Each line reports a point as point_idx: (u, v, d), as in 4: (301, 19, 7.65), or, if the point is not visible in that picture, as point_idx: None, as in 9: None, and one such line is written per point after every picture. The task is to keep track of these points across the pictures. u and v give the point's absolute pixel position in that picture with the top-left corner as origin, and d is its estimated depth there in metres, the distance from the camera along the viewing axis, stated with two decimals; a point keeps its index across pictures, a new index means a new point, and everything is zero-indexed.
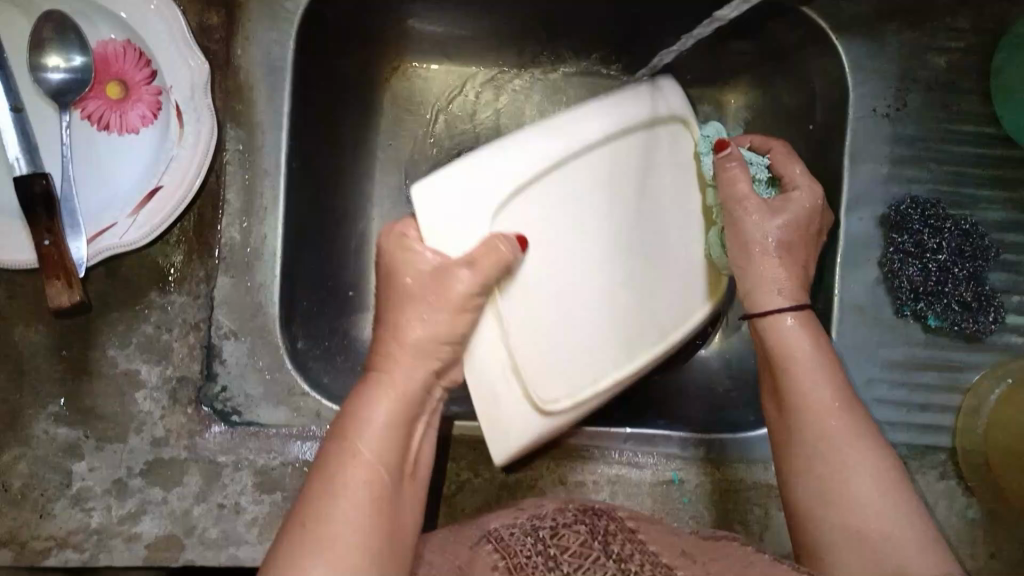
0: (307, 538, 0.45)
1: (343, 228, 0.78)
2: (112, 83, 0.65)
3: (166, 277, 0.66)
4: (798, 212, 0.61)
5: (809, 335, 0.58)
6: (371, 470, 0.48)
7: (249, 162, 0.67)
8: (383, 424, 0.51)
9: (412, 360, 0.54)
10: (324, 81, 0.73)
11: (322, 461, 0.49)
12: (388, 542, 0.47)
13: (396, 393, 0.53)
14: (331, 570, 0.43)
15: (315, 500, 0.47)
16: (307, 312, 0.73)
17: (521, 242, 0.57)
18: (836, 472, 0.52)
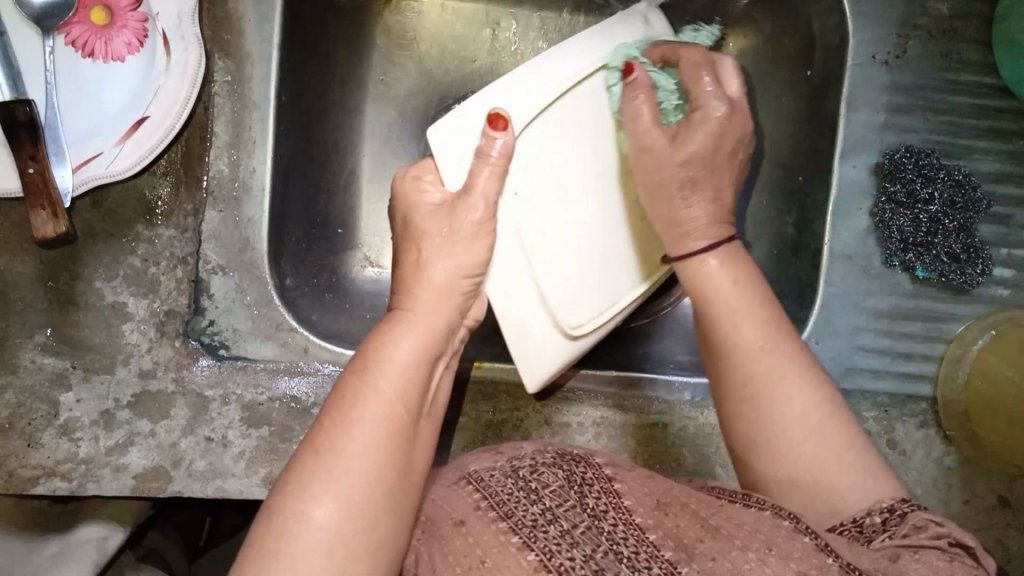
0: (316, 466, 0.42)
1: (333, 165, 0.77)
2: (97, 8, 0.63)
3: (153, 209, 0.65)
4: (708, 129, 0.55)
5: (730, 272, 0.52)
6: (394, 401, 0.45)
7: (238, 95, 0.66)
8: (406, 355, 0.48)
9: (436, 298, 0.53)
10: (315, 11, 0.71)
11: (341, 386, 0.46)
12: (402, 479, 0.44)
13: (420, 329, 0.50)
14: (338, 508, 0.41)
15: (330, 424, 0.44)
16: (296, 248, 0.72)
17: (500, 119, 0.56)
18: (769, 419, 0.48)
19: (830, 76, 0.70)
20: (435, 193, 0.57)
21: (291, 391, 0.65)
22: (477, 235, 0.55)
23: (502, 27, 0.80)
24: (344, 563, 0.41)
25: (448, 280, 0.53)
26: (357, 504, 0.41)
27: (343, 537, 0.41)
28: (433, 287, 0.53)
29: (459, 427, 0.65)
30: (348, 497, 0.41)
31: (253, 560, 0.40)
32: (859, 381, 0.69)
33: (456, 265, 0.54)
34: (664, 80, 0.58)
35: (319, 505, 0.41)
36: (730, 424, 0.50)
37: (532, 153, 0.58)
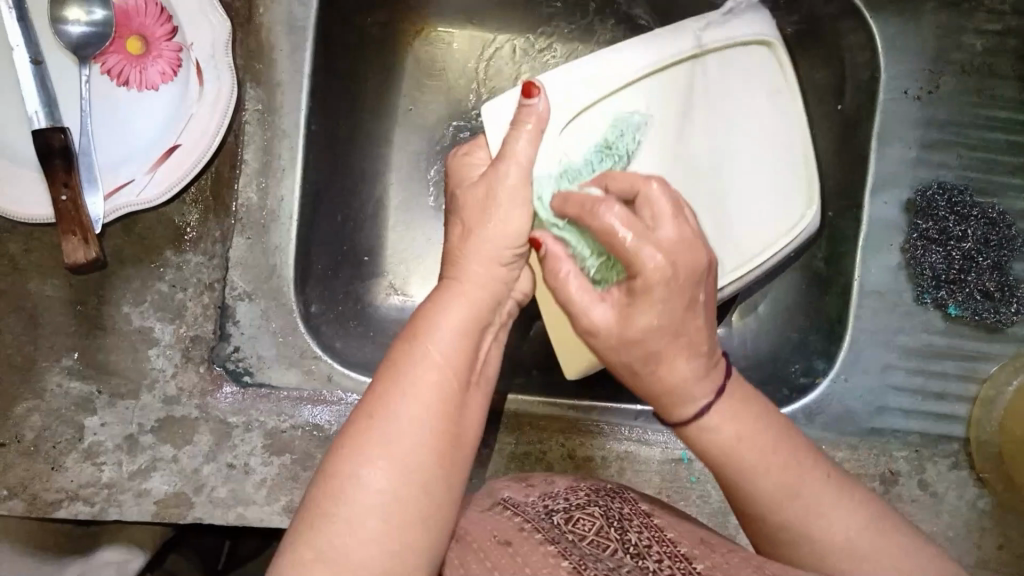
0: (366, 432, 0.41)
1: (361, 192, 0.77)
2: (133, 38, 0.64)
3: (182, 235, 0.65)
4: (660, 292, 0.44)
5: (736, 419, 0.45)
6: (446, 365, 0.44)
7: (268, 123, 0.66)
8: (459, 315, 0.47)
9: (483, 263, 0.49)
10: (345, 41, 0.72)
11: (395, 348, 0.45)
12: (453, 445, 0.43)
13: (472, 291, 0.48)
14: (389, 474, 0.40)
15: (383, 387, 0.43)
16: (322, 275, 0.73)
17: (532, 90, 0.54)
18: (811, 554, 0.44)
19: (861, 111, 0.69)
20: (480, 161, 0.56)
21: (314, 419, 0.64)
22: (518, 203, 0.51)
23: (531, 57, 0.80)
24: (398, 529, 0.39)
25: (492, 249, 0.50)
26: (410, 467, 0.41)
27: (398, 501, 0.40)
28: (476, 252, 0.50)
29: (482, 459, 0.64)
30: (401, 461, 0.40)
31: (308, 523, 0.39)
32: (891, 419, 0.67)
33: (493, 235, 0.50)
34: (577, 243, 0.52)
35: (371, 466, 0.40)
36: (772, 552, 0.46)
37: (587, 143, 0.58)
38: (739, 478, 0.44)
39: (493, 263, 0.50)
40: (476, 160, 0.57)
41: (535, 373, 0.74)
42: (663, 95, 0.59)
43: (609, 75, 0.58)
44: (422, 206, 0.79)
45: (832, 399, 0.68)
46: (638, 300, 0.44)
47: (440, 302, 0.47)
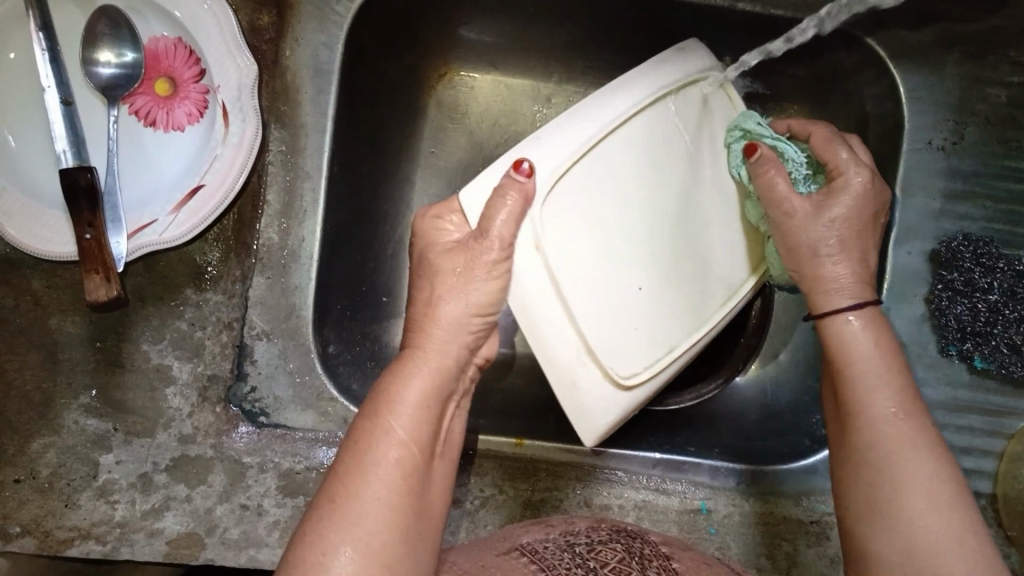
0: (333, 514, 0.41)
1: (382, 233, 0.77)
2: (161, 80, 0.65)
3: (202, 274, 0.66)
4: (856, 198, 0.55)
5: (869, 334, 0.53)
6: (405, 445, 0.45)
7: (291, 164, 0.67)
8: (417, 393, 0.48)
9: (447, 334, 0.51)
10: (371, 85, 0.73)
11: (353, 434, 0.45)
12: (417, 523, 0.43)
13: (429, 370, 0.49)
14: (359, 554, 0.40)
15: (343, 475, 0.43)
16: (341, 315, 0.72)
17: (518, 166, 0.52)
18: (883, 481, 0.48)
19: (884, 160, 0.69)
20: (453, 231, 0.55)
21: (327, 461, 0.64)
22: (492, 276, 0.51)
23: (553, 103, 0.81)
24: None
25: (458, 315, 0.52)
26: (378, 550, 0.40)
27: None
28: (446, 321, 0.51)
29: (499, 505, 0.63)
30: (370, 540, 0.40)
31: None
32: None
33: (465, 303, 0.52)
34: (789, 151, 0.59)
35: (340, 552, 0.39)
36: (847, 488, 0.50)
37: (575, 196, 0.53)
38: (857, 385, 0.51)
39: (450, 346, 0.51)
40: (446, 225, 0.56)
41: (551, 419, 0.73)
42: (652, 140, 0.55)
43: (568, 142, 0.54)
44: None
45: None
46: (838, 195, 0.55)
47: (396, 386, 0.48)
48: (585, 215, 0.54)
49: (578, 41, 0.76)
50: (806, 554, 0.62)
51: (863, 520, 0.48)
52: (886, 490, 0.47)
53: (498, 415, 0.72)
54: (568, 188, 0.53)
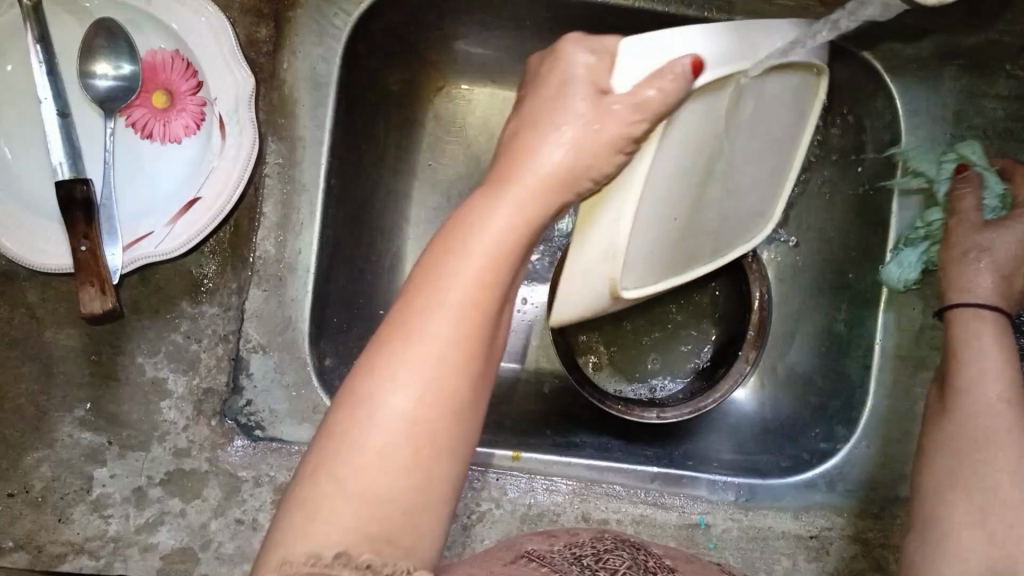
0: (391, 348, 0.36)
1: (379, 246, 0.77)
2: (158, 93, 0.64)
3: (199, 286, 0.66)
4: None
5: (996, 333, 0.56)
6: (484, 277, 0.39)
7: (288, 177, 0.66)
8: (507, 218, 0.41)
9: (541, 175, 0.44)
10: (368, 98, 0.73)
11: (422, 263, 0.39)
12: (482, 369, 0.38)
13: (520, 205, 0.42)
14: (410, 403, 0.35)
15: (403, 306, 0.38)
16: (337, 328, 0.72)
17: (695, 67, 0.42)
18: (971, 463, 0.51)
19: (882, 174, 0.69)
20: (584, 53, 0.46)
21: None
22: (609, 151, 0.45)
23: None
24: (405, 475, 0.34)
25: (563, 167, 0.45)
26: (435, 395, 0.36)
27: (416, 435, 0.35)
28: (542, 171, 0.44)
29: (496, 517, 0.63)
30: (426, 390, 0.36)
31: (317, 452, 0.35)
32: None
33: (564, 150, 0.45)
34: (994, 183, 0.63)
35: (391, 390, 0.35)
36: (929, 469, 0.54)
37: (693, 119, 0.46)
38: (971, 373, 0.55)
39: (552, 175, 0.44)
40: (571, 58, 0.46)
41: (549, 433, 0.72)
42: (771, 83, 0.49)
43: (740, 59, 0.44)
44: None
45: (853, 464, 0.67)
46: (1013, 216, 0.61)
47: (484, 210, 0.42)
48: (685, 143, 0.47)
49: None
50: (806, 570, 0.62)
51: (943, 484, 0.52)
52: (978, 457, 0.51)
53: (495, 430, 0.71)
54: (684, 122, 0.46)
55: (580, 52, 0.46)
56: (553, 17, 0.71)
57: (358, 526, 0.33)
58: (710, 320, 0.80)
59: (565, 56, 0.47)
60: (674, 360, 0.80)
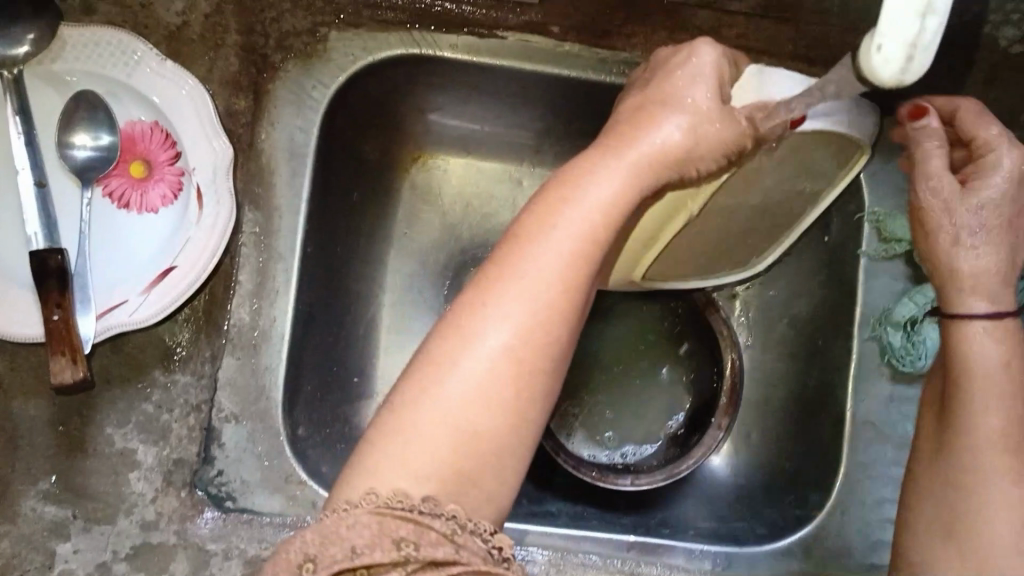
0: (501, 283, 0.44)
1: (354, 314, 0.77)
2: (136, 162, 0.65)
3: (171, 354, 0.65)
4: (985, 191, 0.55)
5: (998, 344, 0.55)
6: (588, 242, 0.45)
7: (264, 246, 0.66)
8: (612, 187, 0.47)
9: (650, 151, 0.48)
10: (345, 169, 0.74)
11: (536, 211, 0.46)
12: (572, 326, 0.45)
13: (623, 175, 0.47)
14: (512, 336, 0.43)
15: (514, 248, 0.45)
16: (311, 397, 0.71)
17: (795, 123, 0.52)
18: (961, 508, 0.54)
19: (848, 243, 0.71)
20: (701, 58, 0.51)
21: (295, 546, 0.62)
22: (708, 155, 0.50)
23: (524, 185, 0.83)
24: (494, 405, 0.42)
25: (661, 152, 0.48)
26: (531, 337, 0.43)
27: (511, 367, 0.42)
28: (649, 149, 0.48)
29: None
30: (526, 331, 0.43)
31: (421, 364, 0.43)
32: (882, 552, 0.66)
33: (679, 128, 0.49)
34: None
35: (497, 329, 0.43)
36: (921, 503, 0.57)
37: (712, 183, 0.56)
38: (969, 406, 0.55)
39: (657, 151, 0.48)
40: (696, 62, 0.51)
41: (525, 501, 0.72)
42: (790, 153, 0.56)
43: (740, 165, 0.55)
44: (415, 329, 0.80)
45: (829, 533, 0.67)
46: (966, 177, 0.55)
47: (591, 172, 0.47)
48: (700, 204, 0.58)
49: (551, 128, 0.78)
50: None
51: (930, 527, 0.56)
52: (957, 493, 0.54)
53: None
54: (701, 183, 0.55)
55: (696, 58, 0.51)
56: (527, 91, 0.73)
57: (454, 447, 0.41)
58: (683, 384, 0.80)
59: (685, 60, 0.52)
60: (649, 423, 0.79)
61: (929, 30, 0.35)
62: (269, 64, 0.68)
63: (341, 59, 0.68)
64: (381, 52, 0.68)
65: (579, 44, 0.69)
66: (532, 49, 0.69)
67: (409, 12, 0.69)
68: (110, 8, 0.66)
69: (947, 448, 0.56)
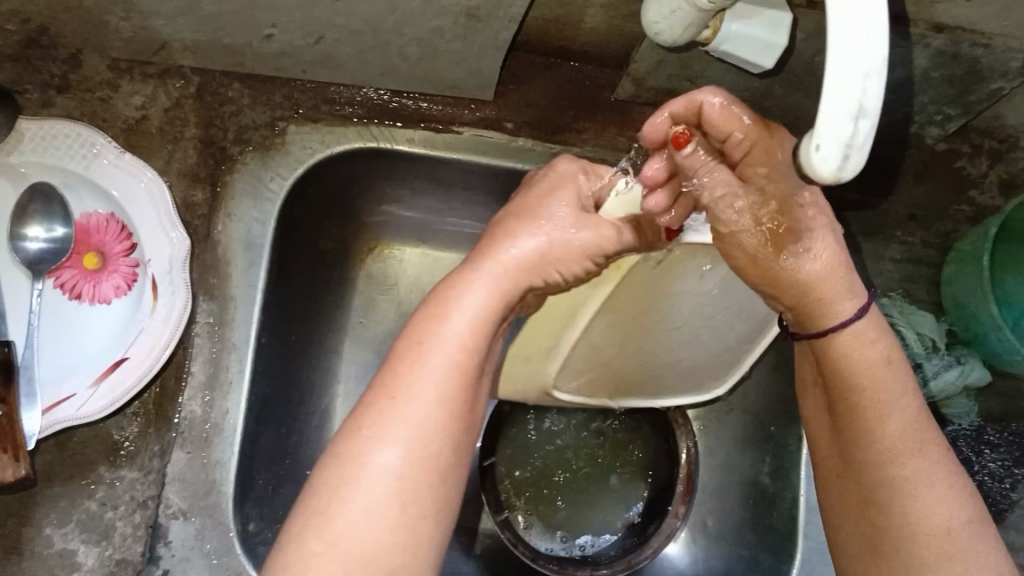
0: (384, 405, 0.45)
1: (308, 404, 0.76)
2: (90, 254, 0.64)
3: (118, 450, 0.63)
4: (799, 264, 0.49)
5: (861, 338, 0.49)
6: (460, 354, 0.47)
7: (218, 336, 0.66)
8: (480, 301, 0.49)
9: (517, 263, 0.52)
10: (302, 259, 0.74)
11: (411, 332, 0.48)
12: (459, 434, 0.47)
13: (491, 289, 0.50)
14: (400, 456, 0.44)
15: (394, 369, 0.47)
16: (262, 491, 0.69)
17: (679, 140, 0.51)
18: (886, 525, 0.49)
19: None
20: (578, 181, 0.56)
21: None
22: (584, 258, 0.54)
23: None
24: (398, 525, 0.43)
25: (524, 263, 0.52)
26: (420, 454, 0.44)
27: (405, 485, 0.44)
28: (511, 260, 0.51)
29: None
30: (418, 448, 0.45)
31: (313, 499, 0.44)
32: None
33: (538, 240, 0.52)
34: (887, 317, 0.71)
35: (387, 453, 0.44)
36: (881, 535, 0.49)
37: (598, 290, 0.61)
38: (859, 407, 0.49)
39: (520, 261, 0.52)
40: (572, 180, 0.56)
41: None
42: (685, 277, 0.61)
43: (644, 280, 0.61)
44: None
45: None
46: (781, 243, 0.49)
47: (459, 288, 0.50)
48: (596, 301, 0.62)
49: None
50: None
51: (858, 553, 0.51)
52: (875, 504, 0.49)
53: None
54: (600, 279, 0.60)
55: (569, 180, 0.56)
56: (483, 183, 0.75)
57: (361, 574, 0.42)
58: (641, 472, 0.79)
59: (553, 182, 0.56)
60: (609, 512, 0.78)
61: (860, 132, 0.35)
62: (227, 156, 0.69)
63: (299, 153, 0.69)
64: (338, 145, 0.70)
65: (532, 138, 0.72)
66: (487, 144, 0.72)
67: (367, 109, 0.71)
68: (68, 102, 0.67)
69: (848, 451, 0.51)
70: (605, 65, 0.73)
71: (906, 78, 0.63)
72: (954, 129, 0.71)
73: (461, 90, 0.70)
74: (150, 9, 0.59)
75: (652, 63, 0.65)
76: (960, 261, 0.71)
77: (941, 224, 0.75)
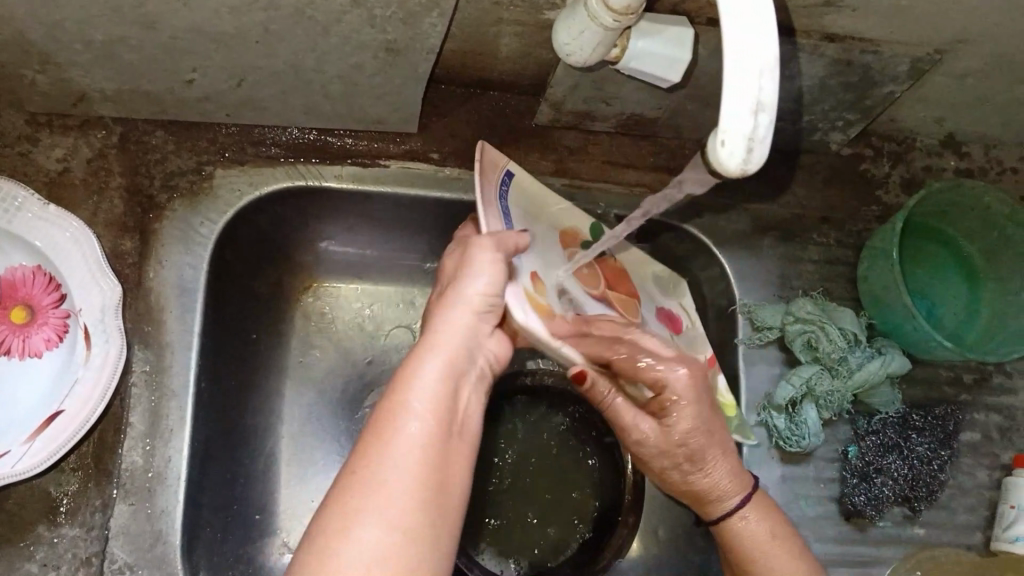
0: (354, 494, 0.44)
1: (252, 447, 0.75)
2: (18, 307, 0.64)
3: (56, 508, 0.62)
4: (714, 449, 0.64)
5: (758, 517, 0.63)
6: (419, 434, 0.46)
7: (155, 383, 0.65)
8: (431, 383, 0.49)
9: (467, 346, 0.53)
10: (237, 300, 0.74)
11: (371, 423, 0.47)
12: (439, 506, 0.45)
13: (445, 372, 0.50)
14: (380, 535, 0.42)
15: (359, 459, 0.45)
16: (210, 541, 0.68)
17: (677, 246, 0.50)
18: None
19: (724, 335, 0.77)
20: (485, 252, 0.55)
21: None
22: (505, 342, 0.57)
23: (417, 305, 0.85)
24: None
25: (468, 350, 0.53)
26: (397, 531, 0.43)
27: (391, 558, 0.42)
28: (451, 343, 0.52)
29: None
30: (393, 526, 0.43)
31: None
32: None
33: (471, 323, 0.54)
34: (845, 325, 0.72)
35: (366, 533, 0.42)
36: None
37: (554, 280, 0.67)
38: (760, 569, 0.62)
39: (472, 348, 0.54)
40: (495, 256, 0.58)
41: None
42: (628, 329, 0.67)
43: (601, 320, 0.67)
44: (314, 457, 0.78)
45: None
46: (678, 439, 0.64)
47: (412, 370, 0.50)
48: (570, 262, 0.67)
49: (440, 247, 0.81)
50: None
51: None
52: None
53: None
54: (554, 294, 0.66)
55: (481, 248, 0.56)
56: (414, 215, 0.77)
57: None
58: (590, 487, 0.80)
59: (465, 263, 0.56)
60: (561, 531, 0.78)
61: (760, 125, 0.38)
62: (155, 204, 0.68)
63: (227, 196, 0.70)
64: (266, 185, 0.71)
65: (458, 168, 0.74)
66: (414, 176, 0.73)
67: (293, 149, 0.72)
68: None
69: None
70: (524, 93, 0.76)
71: (806, 87, 0.67)
72: (855, 132, 0.76)
73: (386, 124, 0.72)
74: (67, 59, 0.60)
75: (567, 86, 0.67)
76: (871, 258, 0.75)
77: (852, 223, 0.79)
